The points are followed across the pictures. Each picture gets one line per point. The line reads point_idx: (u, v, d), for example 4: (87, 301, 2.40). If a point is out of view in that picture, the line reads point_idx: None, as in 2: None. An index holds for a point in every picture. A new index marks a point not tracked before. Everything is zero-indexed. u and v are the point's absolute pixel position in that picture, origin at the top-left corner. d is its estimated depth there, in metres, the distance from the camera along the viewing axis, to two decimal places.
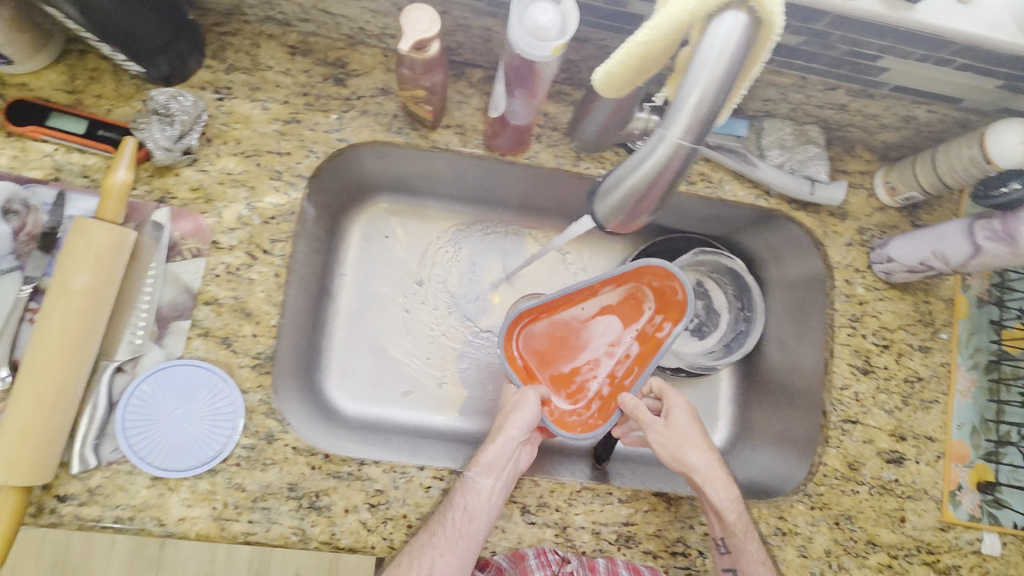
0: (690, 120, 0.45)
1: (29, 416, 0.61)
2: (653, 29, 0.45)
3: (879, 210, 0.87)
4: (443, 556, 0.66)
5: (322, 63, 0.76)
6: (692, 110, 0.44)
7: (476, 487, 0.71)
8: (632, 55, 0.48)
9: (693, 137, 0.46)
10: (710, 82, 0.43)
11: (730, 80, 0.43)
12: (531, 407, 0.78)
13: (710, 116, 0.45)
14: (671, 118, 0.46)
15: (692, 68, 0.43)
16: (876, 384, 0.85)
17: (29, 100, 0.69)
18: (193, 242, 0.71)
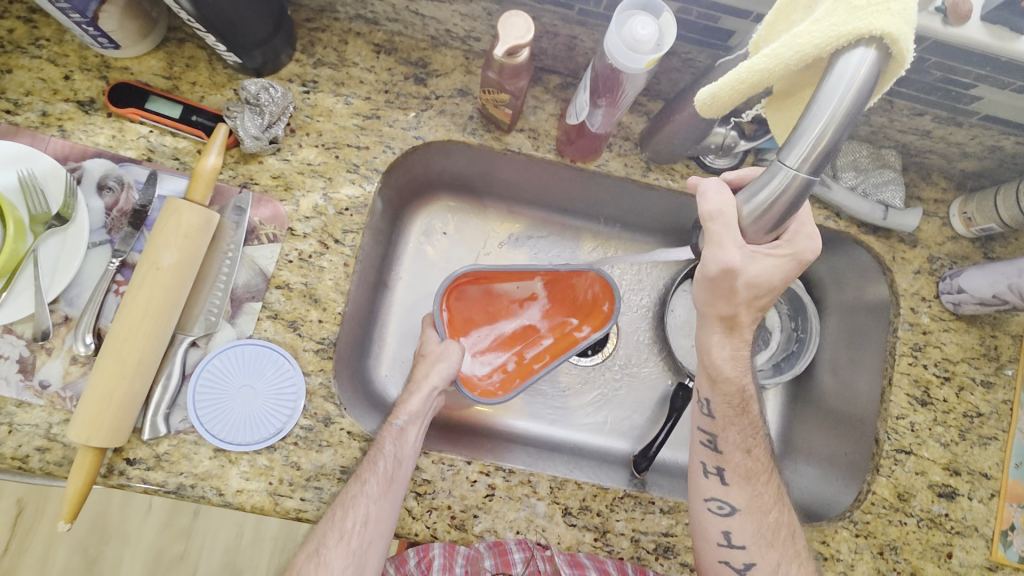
0: (810, 151, 0.45)
1: (110, 383, 0.63)
2: (774, 57, 0.46)
3: (952, 239, 0.85)
4: (371, 501, 0.67)
5: (404, 62, 0.79)
6: (815, 138, 0.44)
7: (395, 431, 0.73)
8: (743, 81, 0.49)
9: (810, 167, 0.46)
10: (836, 114, 0.43)
11: (854, 115, 0.43)
12: (451, 360, 0.81)
13: (830, 150, 0.45)
14: (789, 147, 0.46)
15: (817, 99, 0.44)
16: (933, 416, 0.82)
17: (130, 83, 0.73)
18: (270, 228, 0.74)
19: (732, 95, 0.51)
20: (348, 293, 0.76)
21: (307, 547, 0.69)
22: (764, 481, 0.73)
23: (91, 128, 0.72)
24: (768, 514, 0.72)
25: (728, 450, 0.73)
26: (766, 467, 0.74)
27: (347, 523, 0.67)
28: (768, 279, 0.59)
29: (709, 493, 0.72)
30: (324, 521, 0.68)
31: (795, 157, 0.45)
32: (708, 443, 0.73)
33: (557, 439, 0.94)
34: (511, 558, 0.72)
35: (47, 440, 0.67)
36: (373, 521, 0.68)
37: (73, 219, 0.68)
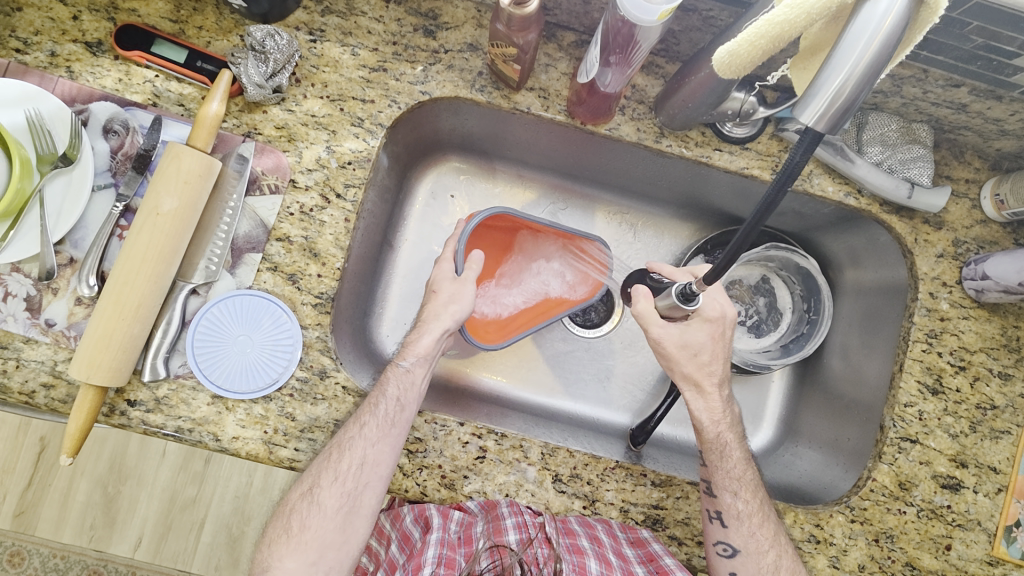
0: (827, 106, 0.42)
1: (109, 324, 0.64)
2: (794, 6, 0.43)
3: (981, 223, 0.80)
4: (370, 445, 0.68)
5: (414, 13, 0.76)
6: (834, 90, 0.41)
7: (400, 373, 0.74)
8: (762, 36, 0.46)
9: (827, 123, 0.43)
10: (859, 65, 0.41)
11: (876, 68, 0.41)
12: (468, 300, 0.78)
13: (848, 104, 0.42)
14: (805, 104, 0.43)
15: (840, 48, 0.41)
16: (944, 406, 0.79)
17: (136, 25, 0.72)
18: (272, 178, 0.73)
19: (750, 51, 0.48)
20: (348, 248, 0.75)
21: (301, 483, 0.69)
22: (758, 522, 0.71)
23: (98, 71, 0.72)
24: (766, 555, 0.70)
25: (720, 494, 0.73)
26: (759, 508, 0.72)
27: (343, 466, 0.68)
28: (695, 342, 0.74)
29: (714, 538, 0.72)
30: (320, 461, 0.69)
31: (811, 112, 0.43)
32: (706, 489, 0.74)
33: (557, 409, 0.94)
34: (502, 524, 0.68)
35: (52, 377, 0.69)
36: (370, 464, 0.68)
37: (79, 161, 0.69)
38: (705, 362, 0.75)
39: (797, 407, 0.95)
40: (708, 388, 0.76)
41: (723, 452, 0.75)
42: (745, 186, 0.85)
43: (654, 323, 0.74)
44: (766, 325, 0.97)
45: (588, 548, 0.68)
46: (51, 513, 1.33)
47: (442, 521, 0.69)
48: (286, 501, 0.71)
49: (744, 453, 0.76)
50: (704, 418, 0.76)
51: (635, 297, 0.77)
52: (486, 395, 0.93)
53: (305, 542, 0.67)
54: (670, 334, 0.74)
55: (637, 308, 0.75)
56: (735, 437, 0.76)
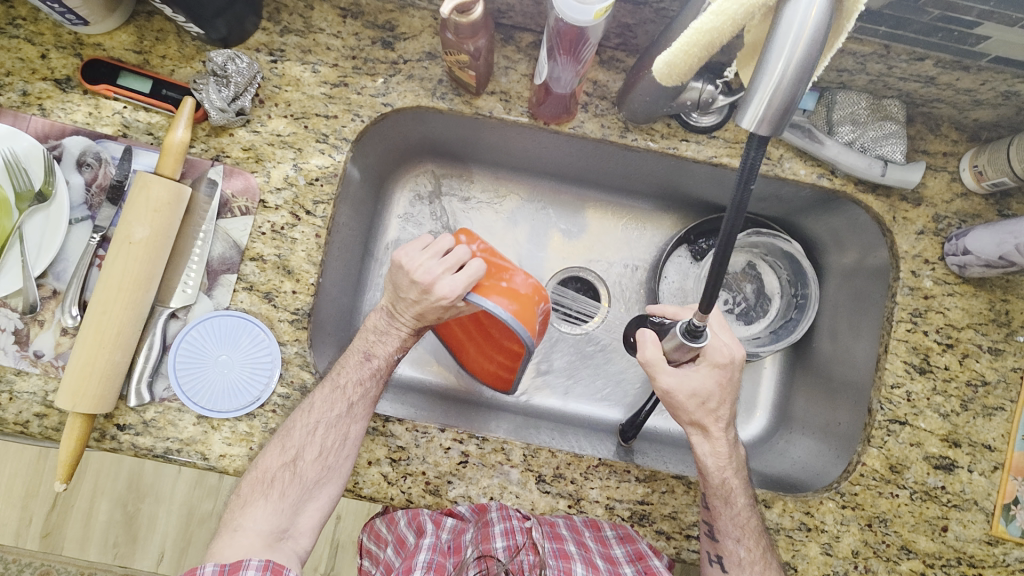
0: (764, 108, 0.41)
1: (90, 353, 0.66)
2: (717, 13, 0.43)
3: (962, 196, 0.78)
4: (356, 422, 0.71)
5: (371, 26, 0.77)
6: (769, 92, 0.40)
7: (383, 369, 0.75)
8: (694, 44, 0.45)
9: (770, 124, 0.41)
10: (791, 62, 0.39)
11: (810, 64, 0.40)
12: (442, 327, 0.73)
13: (787, 104, 0.41)
14: (744, 108, 0.42)
15: (769, 49, 0.40)
16: (933, 385, 0.77)
17: (102, 59, 0.74)
18: (242, 200, 0.74)
19: (686, 59, 0.47)
20: (321, 263, 0.76)
21: (282, 452, 0.69)
22: (761, 571, 0.70)
23: (68, 106, 0.74)
24: None
25: (722, 540, 0.71)
26: (762, 555, 0.71)
27: (313, 420, 0.69)
28: (702, 390, 0.69)
29: None
30: (304, 433, 0.69)
31: (750, 117, 0.41)
32: (707, 531, 0.72)
33: (547, 409, 0.94)
34: (490, 530, 0.68)
35: (45, 406, 0.71)
36: (352, 440, 0.71)
37: (54, 196, 0.71)
38: (712, 409, 0.70)
39: (790, 393, 0.94)
40: (715, 430, 0.72)
41: (729, 497, 0.71)
42: (722, 174, 0.84)
43: (663, 371, 0.68)
44: (754, 313, 0.96)
45: (575, 552, 0.69)
46: (75, 532, 1.34)
47: (435, 528, 0.70)
48: (257, 464, 0.69)
49: (750, 498, 0.72)
50: (709, 463, 0.72)
51: (641, 342, 0.69)
52: (464, 396, 0.93)
53: (280, 505, 0.69)
54: (679, 382, 0.69)
55: (645, 355, 0.69)
56: (742, 482, 0.73)
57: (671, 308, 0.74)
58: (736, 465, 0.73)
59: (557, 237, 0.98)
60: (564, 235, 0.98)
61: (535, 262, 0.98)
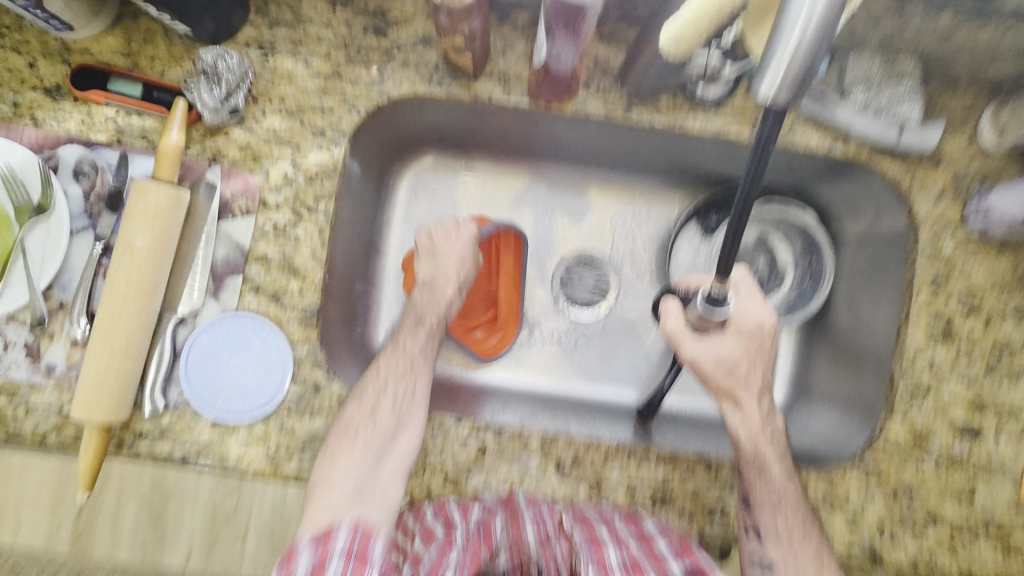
0: (783, 74, 0.39)
1: (102, 363, 0.66)
2: None
3: (982, 154, 0.76)
4: (417, 386, 0.76)
5: (362, 13, 0.74)
6: (786, 57, 0.38)
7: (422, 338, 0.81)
8: None
9: (789, 92, 0.39)
10: (812, 21, 0.36)
11: (834, 20, 0.37)
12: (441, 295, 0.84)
13: (807, 69, 0.39)
14: (761, 75, 0.40)
15: (789, 6, 0.37)
16: (956, 350, 0.76)
17: (90, 64, 0.72)
18: (242, 201, 0.73)
19: (693, 32, 0.53)
20: (326, 261, 0.75)
21: (344, 430, 0.70)
22: (799, 544, 0.69)
23: (60, 115, 0.72)
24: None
25: (761, 511, 0.70)
26: (804, 521, 0.70)
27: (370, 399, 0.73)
28: (730, 357, 0.70)
29: (753, 556, 0.71)
30: (360, 402, 0.72)
31: (767, 84, 0.39)
32: (744, 502, 0.72)
33: (562, 393, 0.93)
34: (521, 515, 0.71)
35: (61, 418, 0.71)
36: (409, 406, 0.74)
37: (53, 208, 0.70)
38: (743, 375, 0.72)
39: (809, 365, 0.93)
40: (744, 399, 0.73)
41: (763, 466, 0.71)
42: (732, 146, 0.81)
43: (686, 342, 0.70)
44: (768, 286, 0.93)
45: (607, 536, 0.68)
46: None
47: (463, 516, 0.70)
48: (327, 442, 0.70)
49: (786, 468, 0.72)
50: (742, 433, 0.73)
51: (664, 313, 0.72)
52: (503, 386, 0.92)
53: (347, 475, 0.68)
54: (705, 352, 0.70)
55: (668, 326, 0.71)
56: (779, 451, 0.73)
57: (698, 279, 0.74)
58: (770, 435, 0.73)
59: (565, 219, 0.96)
60: (571, 217, 0.96)
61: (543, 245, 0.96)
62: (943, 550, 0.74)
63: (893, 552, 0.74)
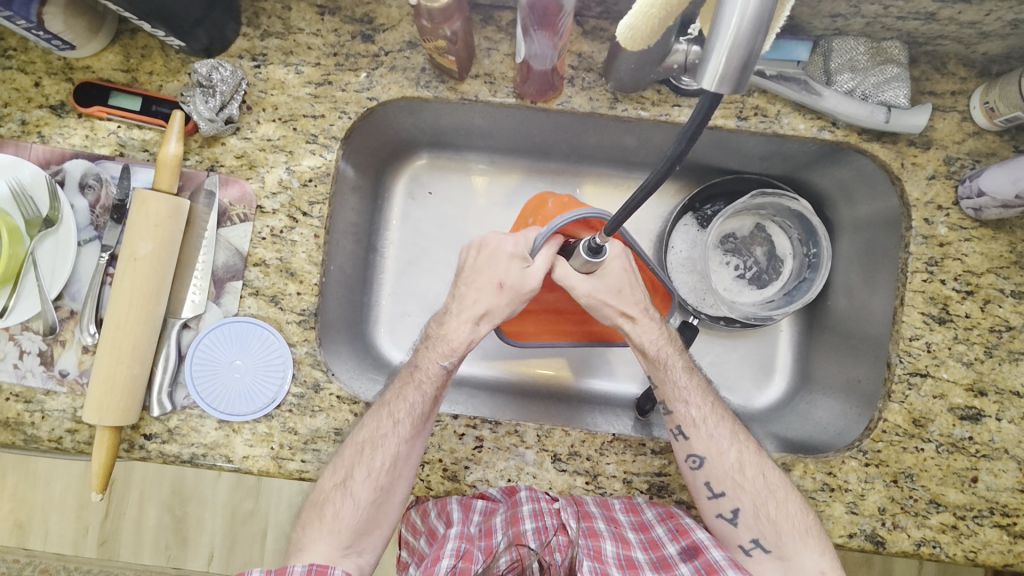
0: (723, 65, 0.39)
1: (111, 367, 0.69)
2: None
3: (975, 135, 0.75)
4: (411, 442, 0.72)
5: (350, 20, 0.76)
6: (726, 51, 0.39)
7: (440, 374, 0.75)
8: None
9: (730, 82, 0.40)
10: (748, 14, 0.38)
11: (765, 16, 0.39)
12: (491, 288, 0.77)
13: (746, 61, 0.39)
14: (703, 66, 0.40)
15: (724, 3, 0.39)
16: (954, 334, 0.75)
17: (92, 81, 0.75)
18: (240, 208, 0.75)
19: (645, 21, 0.51)
20: (323, 263, 0.77)
21: (333, 475, 0.72)
22: (773, 516, 0.70)
23: (66, 131, 0.75)
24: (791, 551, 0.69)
25: (674, 408, 0.76)
26: (773, 493, 0.70)
27: (376, 461, 0.71)
28: (615, 283, 0.76)
29: (688, 451, 0.73)
30: (353, 454, 0.71)
31: (710, 75, 0.39)
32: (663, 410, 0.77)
33: (563, 388, 0.94)
34: (519, 512, 0.69)
35: (75, 422, 0.74)
36: (407, 460, 0.72)
37: (61, 221, 0.73)
38: (629, 295, 0.76)
39: (810, 354, 0.92)
40: (638, 315, 0.77)
41: (665, 369, 0.77)
42: (724, 138, 0.81)
43: (575, 283, 0.75)
44: (767, 276, 0.93)
45: (605, 530, 0.71)
46: (129, 537, 1.31)
47: (463, 514, 0.71)
48: (316, 489, 0.73)
49: (685, 362, 0.79)
50: (646, 344, 0.77)
51: (555, 266, 0.75)
52: (501, 384, 0.93)
53: (337, 526, 0.71)
54: (595, 286, 0.75)
55: (559, 273, 0.75)
56: (677, 351, 0.79)
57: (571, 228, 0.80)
58: (666, 340, 0.79)
59: None
60: None
61: None
62: (945, 536, 0.73)
63: (895, 539, 0.73)
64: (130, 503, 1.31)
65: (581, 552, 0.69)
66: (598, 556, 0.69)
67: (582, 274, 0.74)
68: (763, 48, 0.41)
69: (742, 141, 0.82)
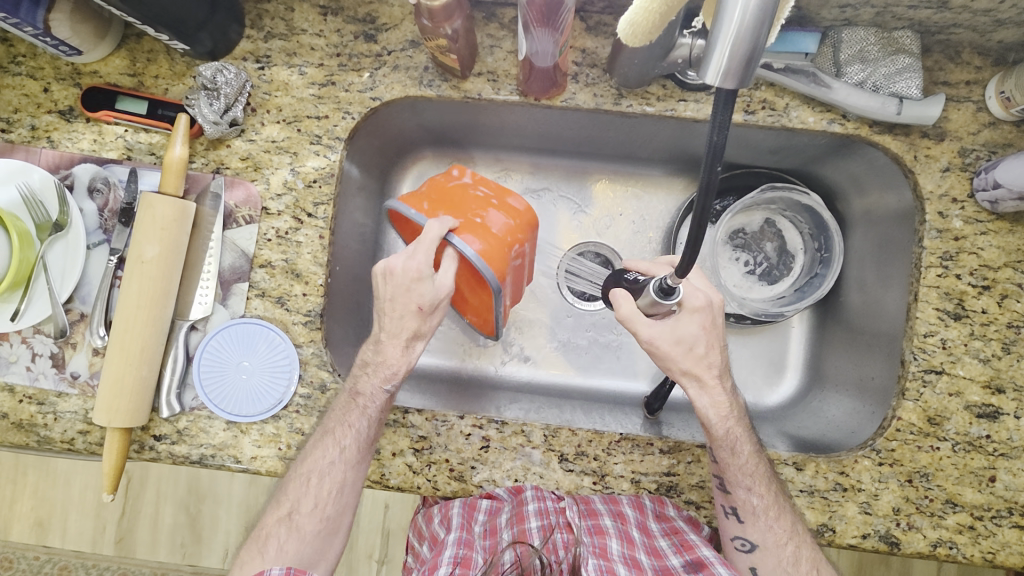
0: (728, 59, 0.39)
1: (120, 369, 0.69)
2: None
3: (990, 126, 0.73)
4: (355, 467, 0.71)
5: (352, 20, 0.76)
6: (728, 45, 0.39)
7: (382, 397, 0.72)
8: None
9: (735, 76, 0.39)
10: (749, 4, 0.38)
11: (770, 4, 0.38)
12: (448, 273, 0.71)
13: (751, 53, 0.39)
14: (707, 60, 0.40)
15: None
16: (970, 330, 0.73)
17: (100, 86, 0.76)
18: (245, 210, 0.76)
19: (646, 16, 0.52)
20: (328, 264, 0.77)
21: (278, 509, 0.71)
22: (776, 516, 0.70)
23: (74, 136, 0.76)
24: (785, 547, 0.69)
25: (722, 459, 0.71)
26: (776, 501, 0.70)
27: (322, 489, 0.70)
28: (687, 336, 0.68)
29: (731, 532, 0.72)
30: (299, 486, 0.70)
31: (714, 70, 0.39)
32: (719, 484, 0.72)
33: (570, 387, 0.93)
34: (525, 510, 0.69)
35: (86, 424, 0.75)
36: (351, 484, 0.71)
37: (70, 225, 0.74)
38: (701, 355, 0.69)
39: (821, 351, 0.91)
40: (709, 380, 0.70)
41: (734, 447, 0.70)
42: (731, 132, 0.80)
43: (641, 324, 0.67)
44: (777, 272, 0.92)
45: (610, 527, 0.69)
46: (145, 536, 1.33)
47: (464, 521, 0.72)
48: (259, 526, 0.72)
49: (755, 445, 0.71)
50: (712, 416, 0.70)
51: (615, 302, 0.69)
52: (507, 382, 0.93)
53: (284, 559, 0.68)
54: (661, 333, 0.67)
55: (621, 313, 0.68)
56: (746, 430, 0.71)
57: (644, 265, 0.73)
58: (737, 414, 0.71)
59: (567, 213, 0.96)
60: (573, 211, 0.96)
61: (547, 239, 0.96)
62: (962, 536, 0.71)
63: (910, 539, 0.72)
64: (146, 502, 1.33)
65: (585, 551, 0.66)
66: (604, 554, 0.67)
67: (648, 316, 0.67)
68: (768, 38, 0.40)
69: (749, 135, 0.81)
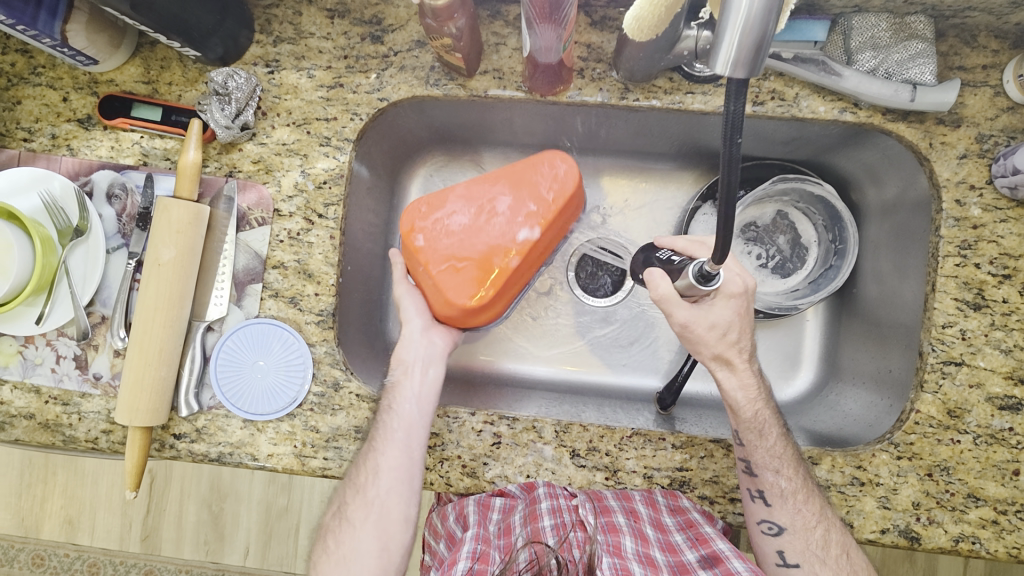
0: (736, 50, 0.39)
1: (138, 371, 0.71)
2: None
3: (1008, 110, 0.71)
4: (395, 454, 0.70)
5: (358, 22, 0.77)
6: (736, 36, 0.39)
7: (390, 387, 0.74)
8: None
9: (744, 65, 0.39)
10: None
11: None
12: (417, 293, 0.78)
13: (760, 42, 0.39)
14: (715, 53, 0.40)
15: None
16: (990, 320, 0.72)
17: (115, 94, 0.78)
18: (257, 211, 0.77)
19: (652, 11, 0.54)
20: (339, 264, 0.78)
21: (333, 506, 0.73)
22: (804, 498, 0.69)
23: (93, 143, 0.78)
24: (814, 531, 0.68)
25: (748, 441, 0.71)
26: (804, 484, 0.70)
27: (362, 479, 0.70)
28: (722, 320, 0.69)
29: (756, 516, 0.71)
30: (343, 482, 0.72)
31: (722, 62, 0.40)
32: (745, 468, 0.71)
33: (580, 382, 0.93)
34: (538, 508, 0.69)
35: (109, 423, 0.77)
36: (386, 472, 0.70)
37: (90, 230, 0.75)
38: (735, 340, 0.70)
39: (838, 343, 0.89)
40: (739, 364, 0.71)
41: (762, 429, 0.71)
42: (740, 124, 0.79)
43: (677, 306, 0.67)
44: (791, 264, 0.91)
45: (624, 524, 0.69)
46: (170, 533, 1.36)
47: (482, 517, 0.72)
48: (321, 526, 0.74)
49: (782, 428, 0.72)
50: (739, 398, 0.72)
51: (651, 281, 0.68)
52: (516, 379, 0.93)
53: (338, 555, 0.69)
54: (696, 317, 0.68)
55: (658, 293, 0.67)
56: (773, 413, 0.72)
57: (681, 243, 0.71)
58: (765, 396, 0.73)
59: None
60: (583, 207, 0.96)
61: None
62: (986, 531, 0.70)
63: (930, 534, 0.70)
64: (170, 499, 1.36)
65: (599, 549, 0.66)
66: (619, 552, 0.66)
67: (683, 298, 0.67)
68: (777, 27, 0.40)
69: (759, 126, 0.80)
